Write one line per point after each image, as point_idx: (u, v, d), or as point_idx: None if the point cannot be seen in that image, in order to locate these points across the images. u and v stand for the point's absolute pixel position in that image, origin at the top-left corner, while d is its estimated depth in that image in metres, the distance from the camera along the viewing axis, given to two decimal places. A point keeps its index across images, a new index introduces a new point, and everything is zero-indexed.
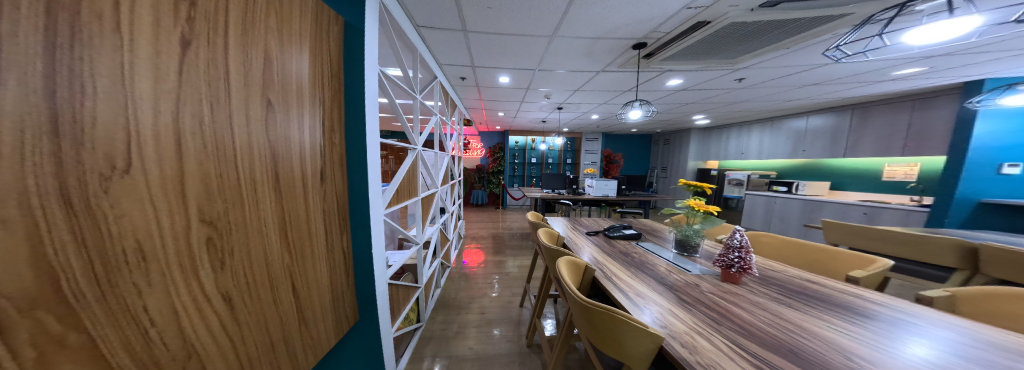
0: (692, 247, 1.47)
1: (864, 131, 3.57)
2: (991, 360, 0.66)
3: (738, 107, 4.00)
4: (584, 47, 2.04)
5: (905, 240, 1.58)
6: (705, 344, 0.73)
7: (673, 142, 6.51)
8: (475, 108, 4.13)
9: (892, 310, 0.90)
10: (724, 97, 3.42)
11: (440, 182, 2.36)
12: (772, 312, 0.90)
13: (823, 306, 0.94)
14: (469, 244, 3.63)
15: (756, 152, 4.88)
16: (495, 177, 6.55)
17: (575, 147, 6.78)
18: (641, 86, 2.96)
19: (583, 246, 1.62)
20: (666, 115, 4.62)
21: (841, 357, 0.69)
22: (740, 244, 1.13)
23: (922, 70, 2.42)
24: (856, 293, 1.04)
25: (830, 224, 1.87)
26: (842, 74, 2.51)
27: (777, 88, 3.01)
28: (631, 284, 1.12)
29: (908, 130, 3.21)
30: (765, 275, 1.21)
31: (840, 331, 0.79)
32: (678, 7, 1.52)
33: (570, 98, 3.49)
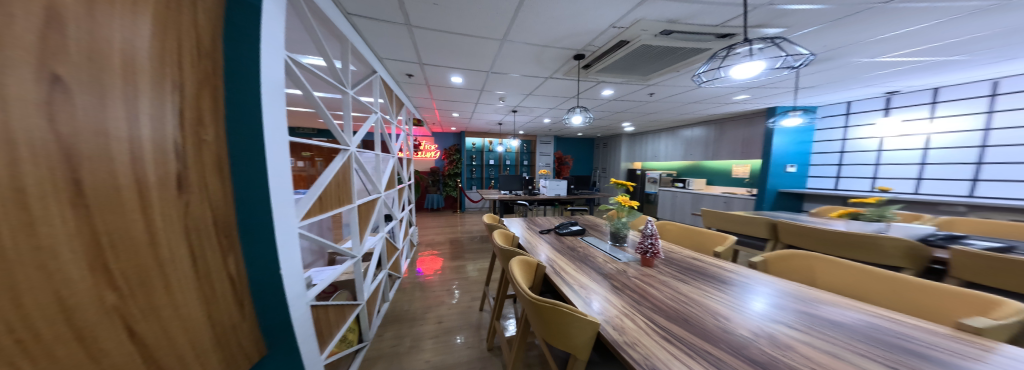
0: (623, 237, 1.68)
1: (725, 140, 4.64)
2: (797, 305, 0.93)
3: (654, 117, 4.76)
4: (533, 53, 2.13)
5: (738, 219, 2.15)
6: (630, 325, 0.84)
7: (610, 146, 7.30)
8: (425, 108, 3.90)
9: (740, 275, 1.20)
10: (645, 108, 4.01)
11: (384, 187, 2.15)
12: (674, 289, 1.09)
13: (702, 278, 1.18)
14: (424, 252, 3.40)
15: (665, 155, 5.84)
16: (451, 179, 6.25)
17: (530, 149, 7.00)
18: (579, 95, 3.24)
19: (531, 245, 1.68)
20: (603, 122, 5.18)
21: (716, 318, 0.87)
22: (651, 232, 1.34)
23: (749, 97, 3.30)
24: (720, 264, 1.35)
25: (708, 212, 2.37)
26: (702, 96, 3.25)
27: (681, 103, 3.67)
28: (572, 276, 1.21)
29: (743, 142, 4.37)
30: (666, 257, 1.46)
31: (716, 298, 1.00)
32: (605, 25, 1.73)
33: (524, 101, 3.57)
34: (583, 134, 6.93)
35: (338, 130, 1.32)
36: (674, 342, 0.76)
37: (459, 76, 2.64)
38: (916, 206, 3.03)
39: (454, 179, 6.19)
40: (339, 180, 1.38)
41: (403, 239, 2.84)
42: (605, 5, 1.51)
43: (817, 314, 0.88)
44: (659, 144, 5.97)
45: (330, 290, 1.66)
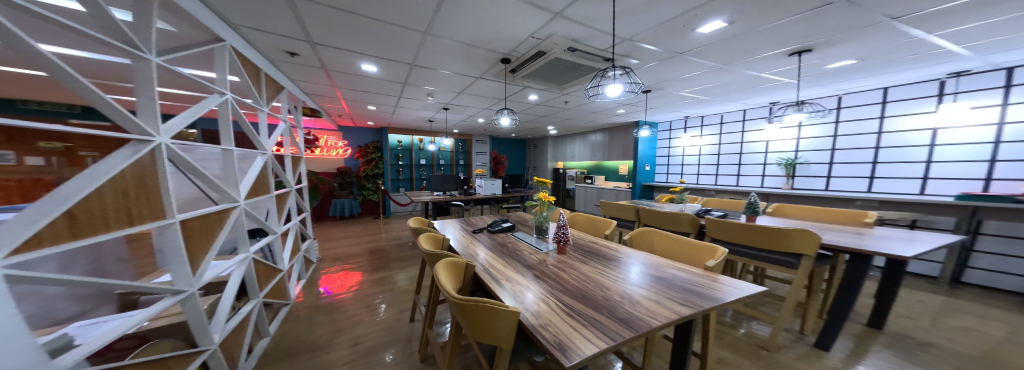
0: (545, 230, 1.85)
1: (616, 143, 5.66)
2: (658, 273, 1.23)
3: (573, 122, 5.36)
4: (461, 52, 2.11)
5: (618, 207, 2.76)
6: (545, 308, 0.94)
7: (539, 146, 7.85)
8: (324, 96, 3.34)
9: (625, 254, 1.51)
10: (564, 114, 4.48)
11: (249, 192, 1.68)
12: (580, 271, 1.28)
13: (601, 259, 1.43)
14: (335, 267, 2.95)
15: (580, 157, 6.62)
16: (370, 181, 5.47)
17: (466, 148, 6.88)
18: (509, 97, 3.37)
19: (463, 244, 1.67)
20: (530, 124, 5.52)
21: (609, 291, 1.07)
22: (564, 224, 1.52)
23: (627, 109, 4.19)
24: (614, 246, 1.65)
25: (605, 203, 2.92)
26: (603, 106, 3.88)
27: (588, 111, 4.26)
28: (502, 271, 1.27)
29: (622, 149, 5.52)
30: (577, 244, 1.69)
31: (610, 275, 1.23)
32: (526, 34, 1.86)
33: (454, 99, 3.49)
34: (515, 134, 7.22)
35: (123, 112, 0.84)
36: (577, 317, 0.88)
37: (368, 66, 2.40)
38: (697, 191, 4.62)
39: (373, 180, 5.47)
40: (129, 188, 0.88)
41: (291, 257, 2.39)
42: (522, 16, 1.64)
43: (669, 278, 1.18)
44: (574, 146, 6.79)
45: (130, 345, 1.14)
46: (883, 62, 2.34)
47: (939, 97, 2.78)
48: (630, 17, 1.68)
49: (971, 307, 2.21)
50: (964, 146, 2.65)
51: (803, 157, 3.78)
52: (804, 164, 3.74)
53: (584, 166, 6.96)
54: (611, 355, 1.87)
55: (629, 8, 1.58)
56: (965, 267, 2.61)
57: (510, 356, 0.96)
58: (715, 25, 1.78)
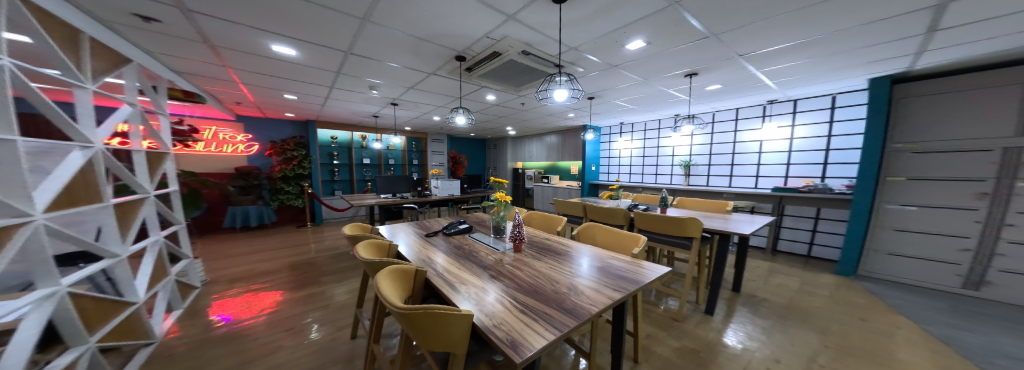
0: (503, 230, 1.88)
1: (569, 145, 6.00)
2: (601, 266, 1.36)
3: (530, 124, 5.51)
4: (410, 44, 2.02)
5: (568, 204, 3.09)
6: (499, 308, 0.96)
7: (499, 147, 7.88)
8: (205, 76, 2.68)
9: (575, 250, 1.62)
10: (522, 115, 4.58)
11: (57, 200, 1.19)
12: (534, 267, 1.34)
13: (554, 256, 1.51)
14: (250, 287, 2.52)
15: (537, 157, 6.85)
16: (285, 183, 4.75)
17: (420, 147, 6.60)
18: (465, 96, 3.33)
19: (417, 249, 1.60)
20: (488, 124, 5.51)
21: (558, 285, 1.14)
22: (519, 224, 1.56)
23: (578, 113, 4.46)
24: (565, 243, 1.76)
25: (559, 202, 3.14)
26: (557, 109, 4.07)
27: (543, 113, 4.45)
28: (459, 275, 1.25)
29: (572, 151, 5.91)
30: (532, 242, 1.76)
31: (560, 270, 1.31)
32: (481, 33, 1.87)
33: (403, 95, 3.30)
34: (473, 134, 7.16)
35: None
36: (529, 313, 0.92)
37: (303, 56, 2.19)
38: (630, 188, 5.22)
39: (295, 183, 4.83)
40: None
41: (150, 285, 1.85)
42: (475, 14, 1.64)
43: (610, 270, 1.32)
44: (531, 147, 7.00)
45: None
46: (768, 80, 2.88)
47: (762, 118, 3.94)
48: (574, 28, 1.83)
49: (788, 269, 3.14)
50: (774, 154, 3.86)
51: (693, 159, 4.68)
52: (698, 165, 4.61)
53: (541, 166, 7.19)
54: (565, 345, 1.99)
55: (574, 19, 1.72)
56: (778, 238, 3.77)
57: (464, 360, 0.96)
58: (637, 44, 2.08)
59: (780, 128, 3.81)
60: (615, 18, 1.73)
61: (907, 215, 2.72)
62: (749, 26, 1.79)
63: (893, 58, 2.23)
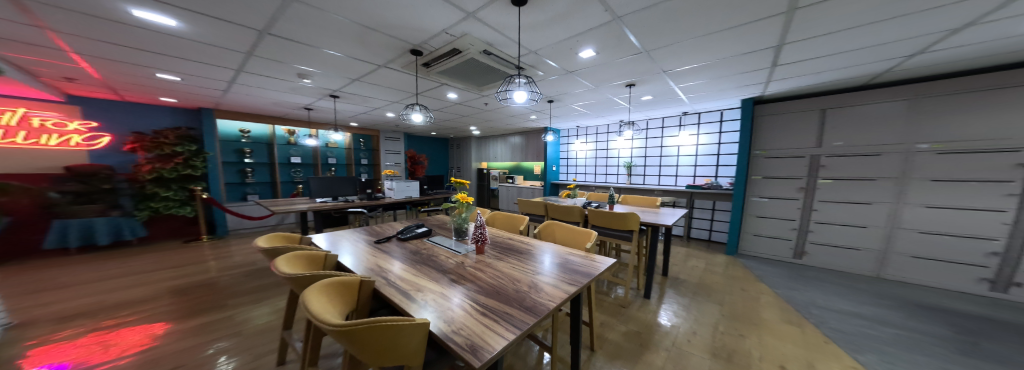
0: (464, 232, 1.82)
1: (532, 146, 6.15)
2: (562, 263, 1.39)
3: (494, 124, 5.49)
4: (356, 34, 1.84)
5: (527, 203, 3.23)
6: (458, 313, 0.91)
7: (462, 147, 7.72)
8: (64, 50, 2.06)
9: (538, 248, 1.65)
10: (484, 115, 4.54)
11: None
12: (496, 268, 1.31)
13: (517, 255, 1.51)
14: (126, 319, 2.00)
15: (502, 157, 6.88)
16: (155, 187, 3.75)
17: (371, 145, 6.22)
18: (423, 93, 3.19)
19: (368, 258, 1.45)
20: (449, 123, 5.35)
21: (519, 284, 1.13)
22: (481, 224, 1.52)
23: (539, 116, 4.65)
24: (529, 241, 1.78)
25: (523, 201, 3.25)
26: (519, 110, 4.14)
27: (507, 114, 4.47)
28: (416, 282, 1.17)
29: (534, 152, 6.09)
30: (495, 242, 1.74)
31: (522, 269, 1.31)
32: (439, 29, 1.79)
33: (349, 87, 3.02)
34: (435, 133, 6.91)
35: None
36: (490, 314, 0.90)
37: (231, 43, 1.94)
38: (588, 187, 5.53)
39: (180, 187, 3.91)
40: None
41: None
42: (432, 9, 1.56)
43: (570, 265, 1.35)
44: (495, 147, 7.00)
45: None
46: (700, 88, 3.20)
47: (678, 127, 4.66)
48: (531, 32, 1.85)
49: (698, 253, 3.87)
50: (686, 158, 4.63)
51: (627, 160, 5.27)
52: (637, 166, 5.13)
53: (506, 166, 7.23)
54: (529, 341, 2.01)
55: (532, 23, 1.74)
56: (691, 227, 4.52)
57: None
58: (588, 53, 2.23)
59: (690, 136, 4.56)
60: (569, 26, 1.82)
61: (762, 204, 3.64)
62: (676, 43, 2.05)
63: (753, 84, 3.01)
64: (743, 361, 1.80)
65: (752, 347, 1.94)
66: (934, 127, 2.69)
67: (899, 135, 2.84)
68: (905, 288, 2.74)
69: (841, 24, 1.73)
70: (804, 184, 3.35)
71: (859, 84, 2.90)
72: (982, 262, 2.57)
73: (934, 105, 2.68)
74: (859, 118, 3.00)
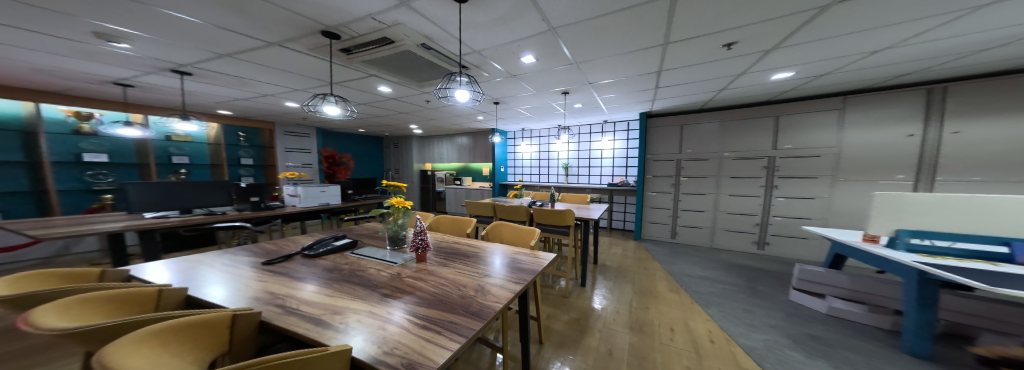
0: (401, 240, 1.68)
1: (480, 147, 6.17)
2: (510, 262, 1.41)
3: (435, 123, 5.27)
4: (240, 3, 1.50)
5: (475, 205, 3.18)
6: (393, 331, 0.82)
7: (401, 147, 7.20)
8: None
9: (485, 250, 1.64)
10: (424, 113, 4.32)
11: None
12: (440, 275, 1.24)
13: (463, 259, 1.47)
14: None
15: (448, 158, 6.69)
16: None
17: (263, 142, 5.19)
18: (345, 82, 2.84)
19: (255, 286, 1.15)
20: (385, 120, 4.92)
21: (465, 290, 1.09)
22: (421, 229, 1.42)
23: (486, 117, 4.67)
24: (477, 244, 1.75)
25: (471, 204, 3.20)
26: (463, 111, 4.11)
27: (452, 114, 4.35)
28: (333, 305, 0.99)
29: (481, 153, 6.13)
30: (438, 249, 1.65)
31: (468, 273, 1.27)
32: (363, 13, 1.62)
33: (242, 69, 2.48)
34: (364, 130, 6.28)
35: None
36: (432, 327, 0.83)
37: None
38: (533, 187, 5.78)
39: None
40: None
41: None
42: None
43: (518, 264, 1.38)
44: (441, 148, 6.76)
45: None
46: (619, 99, 3.61)
47: (599, 133, 5.28)
48: (473, 31, 1.82)
49: (617, 240, 4.56)
50: (608, 160, 5.22)
51: (560, 161, 5.71)
52: (574, 167, 5.56)
53: (453, 168, 7.05)
54: (481, 345, 1.96)
55: (473, 22, 1.72)
56: (611, 219, 5.14)
57: None
58: (529, 59, 2.30)
59: (611, 141, 5.17)
60: (510, 31, 1.85)
61: (654, 198, 4.51)
62: (600, 59, 2.32)
63: (646, 101, 3.69)
64: (650, 329, 2.15)
65: (654, 316, 2.34)
66: (739, 140, 3.90)
67: (734, 144, 3.93)
68: (745, 256, 3.76)
69: (699, 59, 2.34)
70: (674, 181, 4.37)
71: (695, 108, 4.03)
72: (748, 229, 3.89)
73: (732, 128, 3.93)
74: (695, 133, 4.18)
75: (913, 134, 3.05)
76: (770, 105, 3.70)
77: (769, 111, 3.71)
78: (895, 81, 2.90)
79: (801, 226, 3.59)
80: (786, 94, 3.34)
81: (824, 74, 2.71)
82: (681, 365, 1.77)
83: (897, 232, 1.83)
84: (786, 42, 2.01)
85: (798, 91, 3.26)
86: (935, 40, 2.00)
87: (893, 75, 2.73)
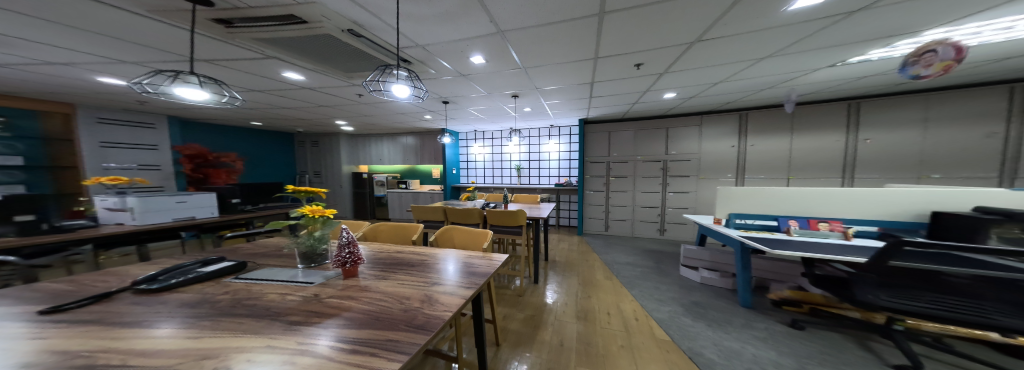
0: (318, 255, 1.46)
1: (427, 148, 5.91)
2: (461, 267, 1.39)
3: (370, 120, 4.80)
4: None
5: (424, 209, 3.05)
6: (307, 362, 0.70)
7: (320, 145, 6.23)
8: None
9: (432, 256, 1.58)
10: (355, 108, 3.91)
11: None
12: (373, 290, 1.13)
13: (406, 268, 1.39)
14: None
15: (389, 160, 6.21)
16: None
17: (48, 133, 3.58)
18: (228, 61, 2.26)
19: (30, 347, 0.76)
20: (305, 114, 4.28)
21: (404, 302, 1.03)
22: (349, 241, 1.26)
23: (433, 117, 4.51)
24: (423, 252, 1.68)
25: (417, 208, 3.05)
26: (404, 109, 3.87)
27: (393, 111, 4.05)
28: (200, 348, 0.76)
29: (430, 155, 5.87)
30: (374, 261, 1.51)
31: (412, 283, 1.20)
32: None
33: (70, 36, 1.82)
34: (259, 124, 5.14)
35: None
36: (365, 349, 0.75)
37: None
38: (485, 189, 5.78)
39: None
40: None
41: None
42: None
43: (469, 268, 1.37)
44: (382, 148, 6.24)
45: None
46: (564, 105, 3.85)
47: (542, 137, 5.57)
48: (413, 23, 1.74)
49: (564, 236, 4.88)
50: (554, 161, 5.51)
51: (509, 163, 5.82)
52: (526, 169, 5.71)
53: (396, 170, 6.56)
54: (433, 357, 1.86)
55: (413, 13, 1.63)
56: (556, 217, 5.46)
57: None
58: (479, 59, 2.29)
59: (559, 144, 5.47)
60: (457, 27, 1.80)
61: (594, 195, 4.97)
62: (547, 66, 2.45)
63: (583, 108, 4.04)
64: (593, 316, 2.35)
65: (596, 303, 2.58)
66: (651, 146, 4.60)
67: (650, 147, 4.60)
68: (660, 242, 4.41)
69: (621, 74, 2.68)
70: (605, 180, 4.88)
71: (618, 117, 4.60)
72: (654, 219, 4.63)
73: (645, 137, 4.62)
74: (620, 140, 4.76)
75: (732, 145, 4.21)
76: (669, 118, 4.51)
77: (662, 124, 4.55)
78: (756, 101, 3.74)
79: (681, 214, 4.46)
80: (676, 109, 4.12)
81: (701, 93, 3.41)
82: (617, 345, 1.97)
83: (729, 215, 2.60)
84: (675, 66, 2.51)
85: (689, 105, 3.95)
86: (762, 74, 2.78)
87: (733, 99, 3.66)
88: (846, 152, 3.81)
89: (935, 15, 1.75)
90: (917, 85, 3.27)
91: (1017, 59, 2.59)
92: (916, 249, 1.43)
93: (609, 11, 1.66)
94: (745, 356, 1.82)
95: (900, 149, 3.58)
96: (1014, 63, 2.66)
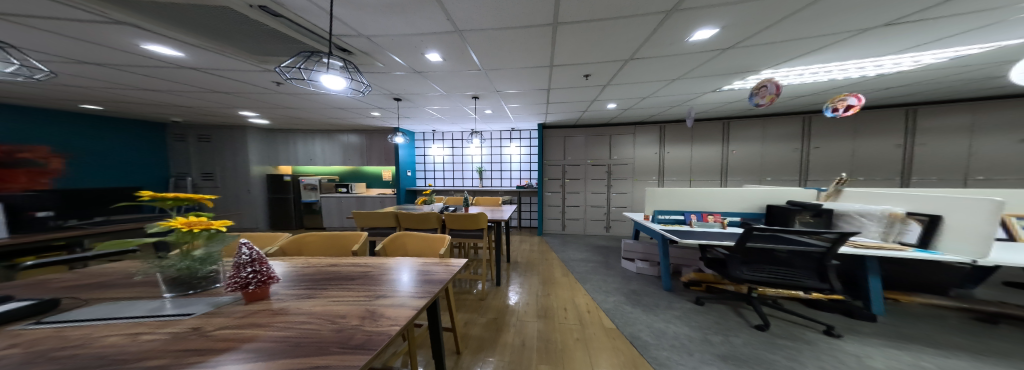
0: (199, 281, 1.13)
1: (374, 148, 5.43)
2: (410, 276, 1.28)
3: (293, 114, 4.15)
4: None
5: (369, 215, 2.77)
6: None
7: (213, 141, 5.05)
8: None
9: (376, 267, 1.43)
10: (276, 99, 3.36)
11: None
12: (292, 311, 0.96)
13: (342, 283, 1.22)
14: None
15: (325, 160, 5.50)
16: None
17: None
18: (65, 23, 1.67)
19: None
20: (198, 101, 3.50)
21: (331, 322, 0.89)
22: (252, 258, 1.02)
23: (381, 115, 4.16)
24: (365, 263, 1.50)
25: (358, 213, 2.75)
26: (343, 103, 3.50)
27: (331, 105, 3.62)
28: None
29: (378, 156, 5.40)
30: (297, 278, 1.29)
31: (353, 298, 1.07)
32: None
33: None
34: (106, 109, 3.85)
35: None
36: None
37: None
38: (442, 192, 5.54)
39: None
40: None
41: None
42: None
43: (420, 276, 1.29)
44: (314, 147, 5.48)
45: None
46: (522, 109, 3.95)
47: (493, 139, 5.60)
48: (354, 9, 1.57)
49: (524, 236, 4.99)
50: (516, 164, 5.57)
51: (467, 165, 5.69)
52: (487, 171, 5.68)
53: (334, 172, 5.86)
54: None
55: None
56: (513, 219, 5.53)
57: None
58: (435, 57, 2.19)
59: (519, 147, 5.57)
60: (410, 21, 1.70)
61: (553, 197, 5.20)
62: (506, 69, 2.47)
63: (540, 113, 4.20)
64: (552, 313, 2.44)
65: (553, 300, 2.68)
66: (595, 151, 5.01)
67: (593, 152, 5.01)
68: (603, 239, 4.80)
69: (565, 83, 2.87)
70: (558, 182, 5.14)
71: (570, 123, 4.88)
72: (599, 217, 5.04)
73: (589, 142, 5.01)
74: (568, 144, 5.07)
75: (654, 152, 4.86)
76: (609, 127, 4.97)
77: (603, 132, 4.99)
78: (675, 114, 4.37)
79: (623, 212, 4.97)
80: (614, 118, 4.57)
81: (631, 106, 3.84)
82: (572, 338, 2.07)
83: (654, 212, 2.98)
84: (614, 80, 2.79)
85: (625, 116, 4.43)
86: (675, 93, 3.26)
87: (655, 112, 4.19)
88: (721, 159, 4.72)
89: (784, 57, 2.27)
90: (762, 111, 4.26)
91: (812, 96, 3.56)
92: (762, 232, 1.81)
93: (562, 22, 1.76)
94: (670, 334, 2.07)
95: (756, 158, 4.62)
96: (796, 102, 3.73)
